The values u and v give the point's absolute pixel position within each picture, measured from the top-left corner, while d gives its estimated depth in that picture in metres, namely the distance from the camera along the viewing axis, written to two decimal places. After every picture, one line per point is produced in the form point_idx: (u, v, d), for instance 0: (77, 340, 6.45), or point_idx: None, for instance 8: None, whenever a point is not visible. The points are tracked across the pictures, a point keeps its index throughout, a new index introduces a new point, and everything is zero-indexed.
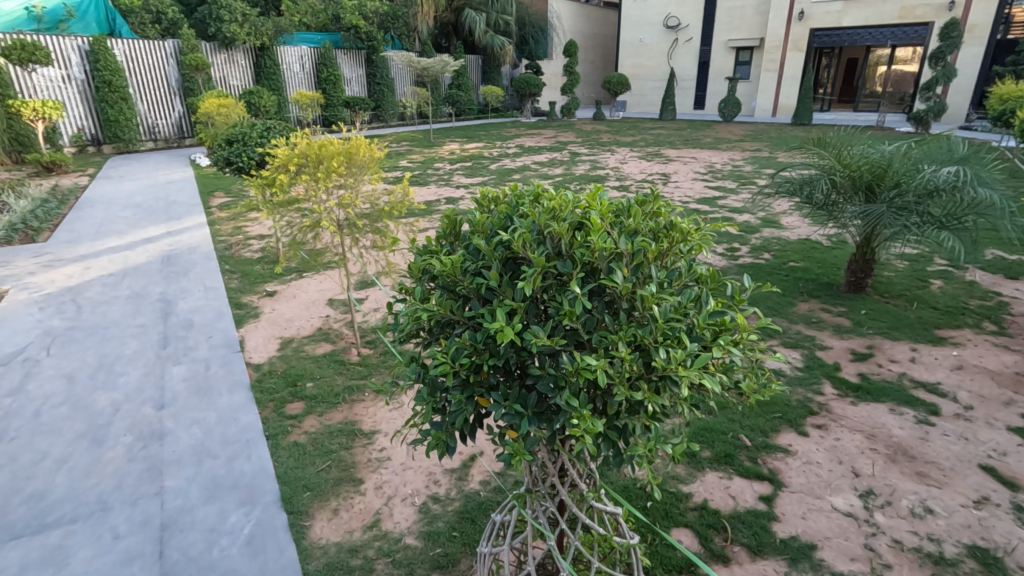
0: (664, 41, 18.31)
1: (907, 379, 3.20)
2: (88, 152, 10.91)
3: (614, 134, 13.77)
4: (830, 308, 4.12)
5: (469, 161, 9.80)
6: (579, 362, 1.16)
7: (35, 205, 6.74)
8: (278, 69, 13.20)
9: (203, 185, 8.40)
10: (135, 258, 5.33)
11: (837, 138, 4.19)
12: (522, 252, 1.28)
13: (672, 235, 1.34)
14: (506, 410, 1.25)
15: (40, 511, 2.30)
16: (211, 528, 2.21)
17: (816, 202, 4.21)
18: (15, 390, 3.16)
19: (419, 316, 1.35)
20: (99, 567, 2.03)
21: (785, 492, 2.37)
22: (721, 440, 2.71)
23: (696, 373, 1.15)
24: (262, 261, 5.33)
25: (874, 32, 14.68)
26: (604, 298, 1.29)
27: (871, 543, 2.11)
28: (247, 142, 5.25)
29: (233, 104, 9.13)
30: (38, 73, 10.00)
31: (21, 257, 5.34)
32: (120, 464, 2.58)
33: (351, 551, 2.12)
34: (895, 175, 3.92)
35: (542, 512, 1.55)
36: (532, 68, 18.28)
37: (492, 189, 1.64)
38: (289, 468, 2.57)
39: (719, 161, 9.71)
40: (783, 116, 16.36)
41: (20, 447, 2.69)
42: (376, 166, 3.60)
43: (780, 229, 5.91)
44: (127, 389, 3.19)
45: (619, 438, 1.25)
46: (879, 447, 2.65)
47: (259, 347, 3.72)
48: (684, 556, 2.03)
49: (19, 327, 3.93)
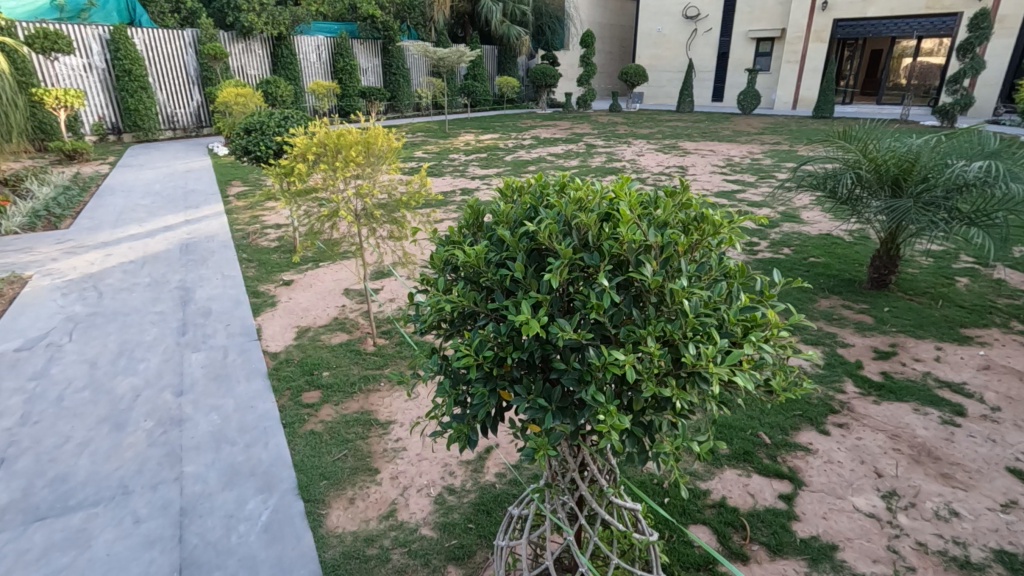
0: (682, 32, 18.05)
1: (931, 379, 3.13)
2: (108, 140, 11.05)
3: (631, 126, 13.63)
4: (851, 305, 4.04)
5: (484, 152, 9.76)
6: (606, 356, 1.14)
7: (57, 192, 6.85)
8: (295, 59, 13.22)
9: (220, 173, 8.46)
10: (155, 246, 5.39)
11: (862, 131, 4.09)
12: (547, 244, 1.26)
13: (703, 228, 1.29)
14: (529, 404, 1.23)
15: (63, 494, 2.33)
16: (230, 514, 2.23)
17: (839, 196, 4.11)
18: (39, 374, 3.22)
19: (441, 307, 1.32)
20: (120, 551, 2.06)
21: (805, 492, 2.33)
22: (740, 437, 2.67)
23: (726, 371, 1.12)
24: (279, 250, 5.37)
25: (900, 22, 14.32)
26: (631, 291, 1.26)
27: (895, 545, 2.06)
28: (264, 131, 5.26)
29: (250, 94, 9.15)
30: (60, 62, 10.12)
31: (44, 244, 5.42)
32: (140, 449, 2.61)
33: (367, 540, 2.13)
34: (922, 170, 3.81)
35: (562, 506, 1.53)
36: (549, 59, 18.15)
37: (516, 178, 1.62)
38: (306, 456, 2.58)
39: (737, 154, 9.57)
40: (803, 108, 16.04)
41: (43, 430, 2.73)
42: (394, 156, 3.58)
43: (801, 224, 5.81)
44: (147, 374, 3.23)
45: (644, 434, 1.23)
46: (903, 447, 2.59)
47: (276, 336, 3.74)
48: (703, 554, 2.01)
49: (42, 312, 4.00)
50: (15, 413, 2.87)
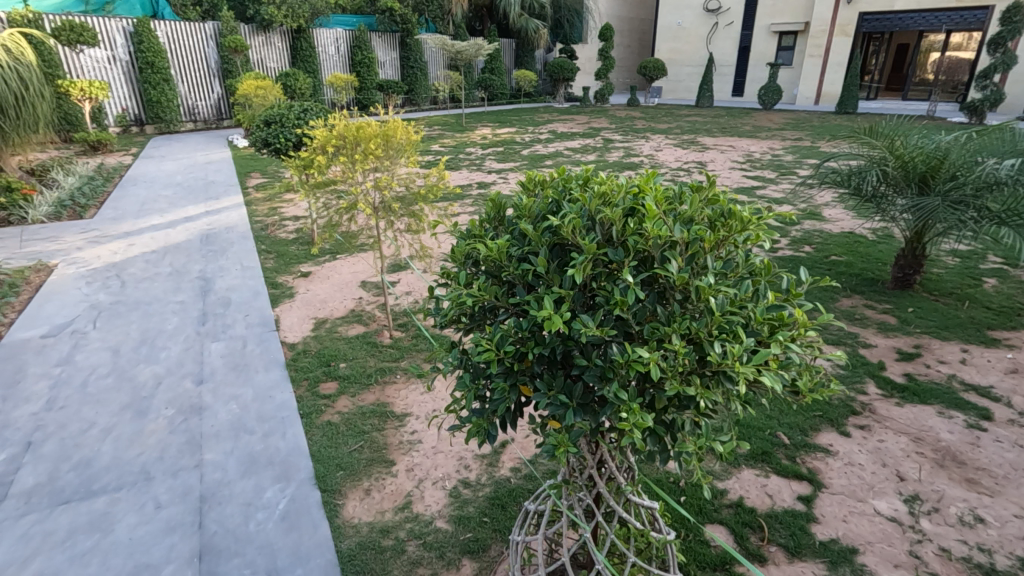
0: (703, 25, 17.80)
1: (956, 381, 3.06)
2: (131, 132, 11.22)
3: (649, 121, 13.50)
4: (874, 305, 3.96)
5: (501, 146, 9.74)
6: (630, 354, 1.12)
7: (82, 182, 6.98)
8: (314, 52, 13.30)
9: (240, 165, 8.55)
10: (176, 236, 5.47)
11: (889, 127, 3.99)
12: (571, 239, 1.24)
13: (730, 224, 1.27)
14: (550, 401, 1.21)
15: (87, 477, 2.38)
16: (248, 502, 2.26)
17: (864, 194, 4.02)
18: (64, 361, 3.29)
19: (462, 301, 1.32)
20: (142, 536, 2.10)
21: (825, 493, 2.29)
22: (758, 437, 2.63)
23: (753, 370, 1.10)
24: (296, 242, 5.41)
25: (929, 16, 14.00)
26: (655, 288, 1.24)
27: (917, 550, 2.02)
28: (284, 123, 5.29)
29: (270, 86, 9.21)
30: (85, 54, 10.29)
31: (69, 233, 5.54)
32: (161, 436, 2.66)
33: (383, 531, 2.14)
34: (951, 167, 3.71)
35: (578, 503, 1.52)
36: (566, 53, 18.04)
37: (538, 172, 1.60)
38: (323, 447, 2.60)
39: (758, 150, 9.43)
40: (826, 104, 15.75)
41: (69, 415, 2.80)
42: (413, 149, 3.56)
43: (822, 221, 5.71)
44: (168, 363, 3.28)
45: (666, 433, 1.22)
46: (927, 451, 2.53)
47: (294, 327, 3.78)
48: (719, 554, 1.99)
49: (67, 301, 4.07)
50: (41, 398, 2.93)
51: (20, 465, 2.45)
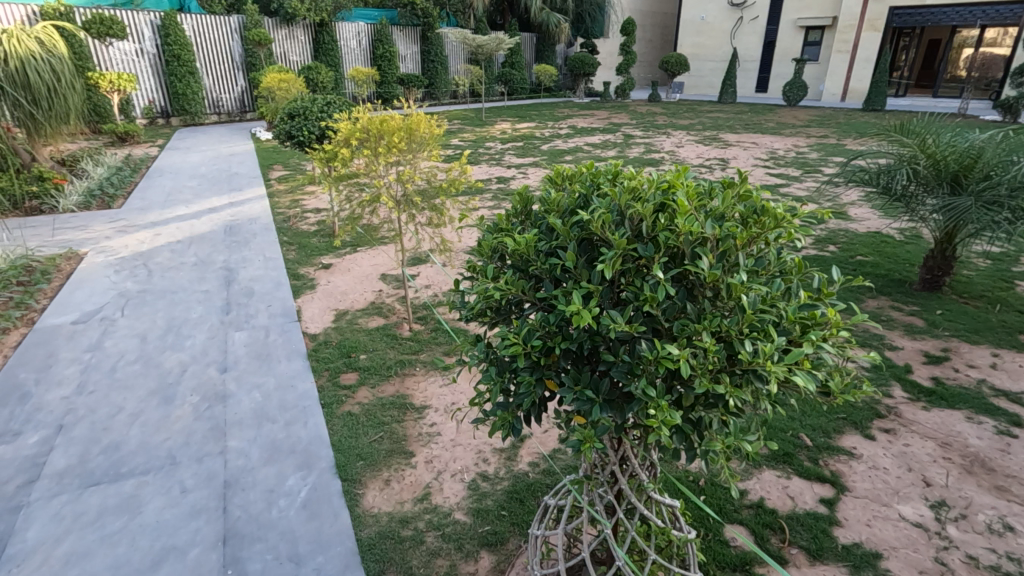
0: (728, 19, 17.51)
1: (987, 387, 2.98)
2: (157, 124, 11.42)
3: (670, 117, 13.33)
4: (901, 307, 3.88)
5: (520, 141, 9.72)
6: (659, 350, 1.11)
7: (110, 172, 7.13)
8: (336, 46, 13.37)
9: (262, 157, 8.66)
10: (200, 226, 5.56)
11: (920, 125, 3.89)
12: (599, 234, 1.23)
13: (763, 221, 1.25)
14: (576, 396, 1.21)
15: (116, 461, 2.45)
16: (271, 489, 2.30)
17: (893, 193, 3.92)
18: (94, 347, 3.37)
19: (489, 294, 1.32)
20: (168, 518, 2.15)
21: (848, 497, 2.26)
22: (780, 437, 2.60)
23: (784, 370, 1.08)
24: (318, 234, 5.47)
25: (962, 10, 13.70)
26: (685, 284, 1.23)
27: (942, 557, 1.98)
28: (308, 116, 5.32)
29: (292, 79, 9.27)
30: (114, 47, 10.49)
31: (98, 222, 5.66)
32: (187, 422, 2.72)
33: (402, 522, 2.17)
34: (985, 166, 3.60)
35: (599, 498, 1.52)
36: (588, 47, 17.90)
37: (566, 166, 1.60)
38: (343, 436, 2.63)
39: (781, 147, 9.28)
40: (853, 100, 15.42)
41: (98, 400, 2.87)
42: (435, 142, 3.57)
43: (848, 221, 5.60)
44: (193, 351, 3.34)
45: (693, 431, 1.20)
46: (954, 456, 2.48)
47: (315, 318, 3.82)
48: (739, 555, 1.97)
49: (96, 288, 4.17)
50: (71, 383, 3.01)
51: (52, 447, 2.53)
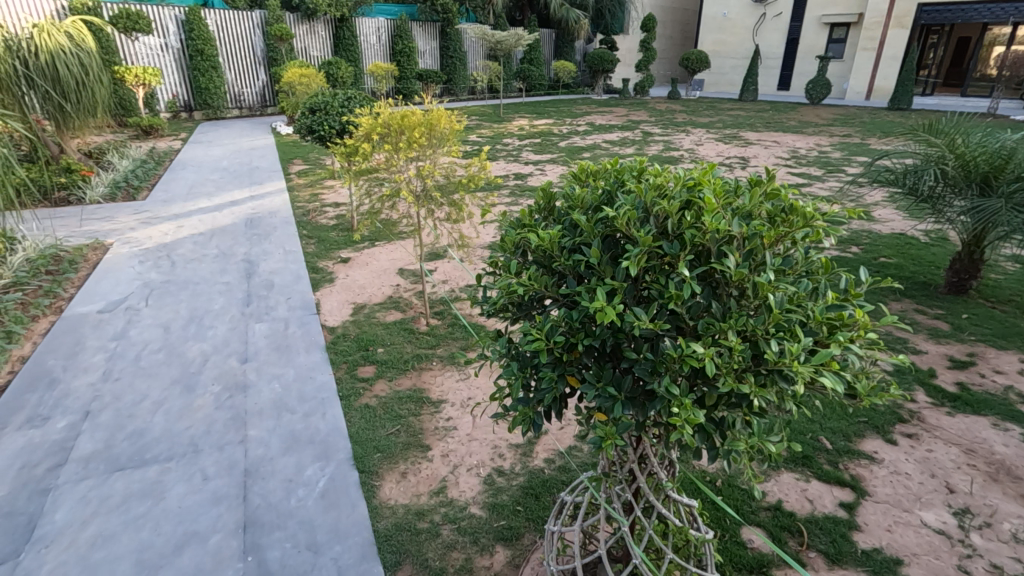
0: (750, 16, 17.26)
1: (1013, 393, 2.91)
2: (180, 117, 11.62)
3: (690, 114, 13.20)
4: (926, 310, 3.81)
5: (538, 138, 9.71)
6: (684, 348, 1.11)
7: (135, 165, 7.27)
8: (356, 41, 13.45)
9: (282, 151, 8.75)
10: (222, 219, 5.64)
11: (950, 125, 3.80)
12: (625, 231, 1.23)
13: (791, 219, 1.24)
14: (597, 392, 1.21)
15: (140, 447, 2.50)
16: (289, 478, 2.33)
17: (919, 194, 3.84)
18: (119, 335, 3.44)
19: (512, 290, 1.33)
20: (191, 504, 2.19)
21: (869, 501, 2.22)
22: (800, 440, 2.57)
23: (810, 371, 1.07)
24: (337, 228, 5.52)
25: (994, 8, 13.37)
26: (710, 283, 1.22)
27: (966, 565, 1.94)
28: (329, 111, 5.35)
29: (313, 74, 9.36)
30: (139, 41, 10.67)
31: (123, 214, 5.77)
32: (208, 411, 2.76)
33: (419, 514, 2.18)
34: (1017, 167, 3.51)
35: (617, 496, 1.51)
36: (606, 43, 17.78)
37: (590, 163, 1.60)
38: (361, 428, 2.66)
39: (803, 146, 9.14)
40: (878, 99, 15.11)
41: (123, 387, 2.93)
42: (455, 138, 3.58)
43: (871, 222, 5.50)
44: (215, 341, 3.40)
45: (715, 431, 1.20)
46: (979, 463, 2.43)
47: (333, 311, 3.86)
48: (756, 557, 1.95)
49: (121, 278, 4.26)
50: (97, 370, 3.08)
51: (80, 432, 2.59)
